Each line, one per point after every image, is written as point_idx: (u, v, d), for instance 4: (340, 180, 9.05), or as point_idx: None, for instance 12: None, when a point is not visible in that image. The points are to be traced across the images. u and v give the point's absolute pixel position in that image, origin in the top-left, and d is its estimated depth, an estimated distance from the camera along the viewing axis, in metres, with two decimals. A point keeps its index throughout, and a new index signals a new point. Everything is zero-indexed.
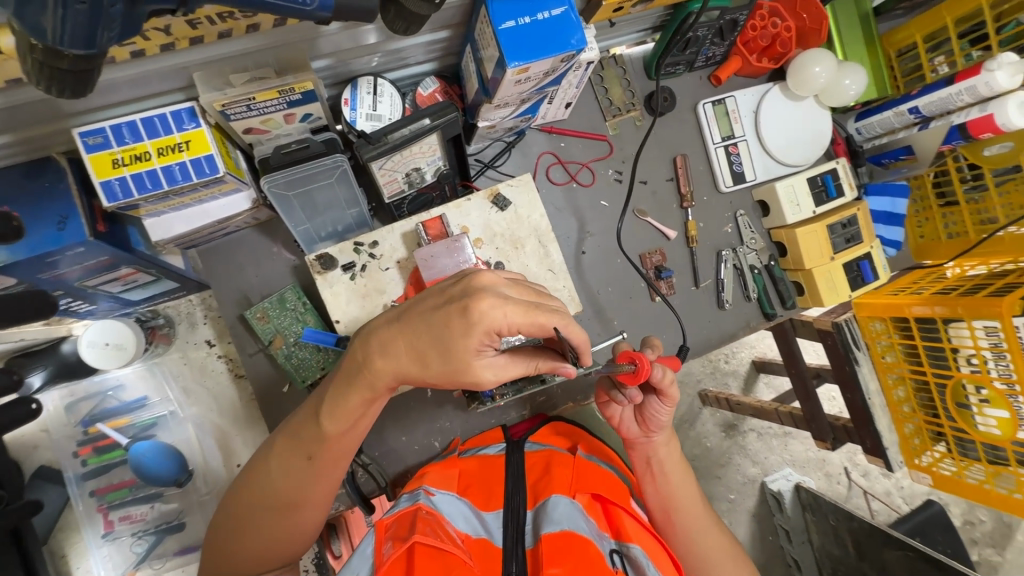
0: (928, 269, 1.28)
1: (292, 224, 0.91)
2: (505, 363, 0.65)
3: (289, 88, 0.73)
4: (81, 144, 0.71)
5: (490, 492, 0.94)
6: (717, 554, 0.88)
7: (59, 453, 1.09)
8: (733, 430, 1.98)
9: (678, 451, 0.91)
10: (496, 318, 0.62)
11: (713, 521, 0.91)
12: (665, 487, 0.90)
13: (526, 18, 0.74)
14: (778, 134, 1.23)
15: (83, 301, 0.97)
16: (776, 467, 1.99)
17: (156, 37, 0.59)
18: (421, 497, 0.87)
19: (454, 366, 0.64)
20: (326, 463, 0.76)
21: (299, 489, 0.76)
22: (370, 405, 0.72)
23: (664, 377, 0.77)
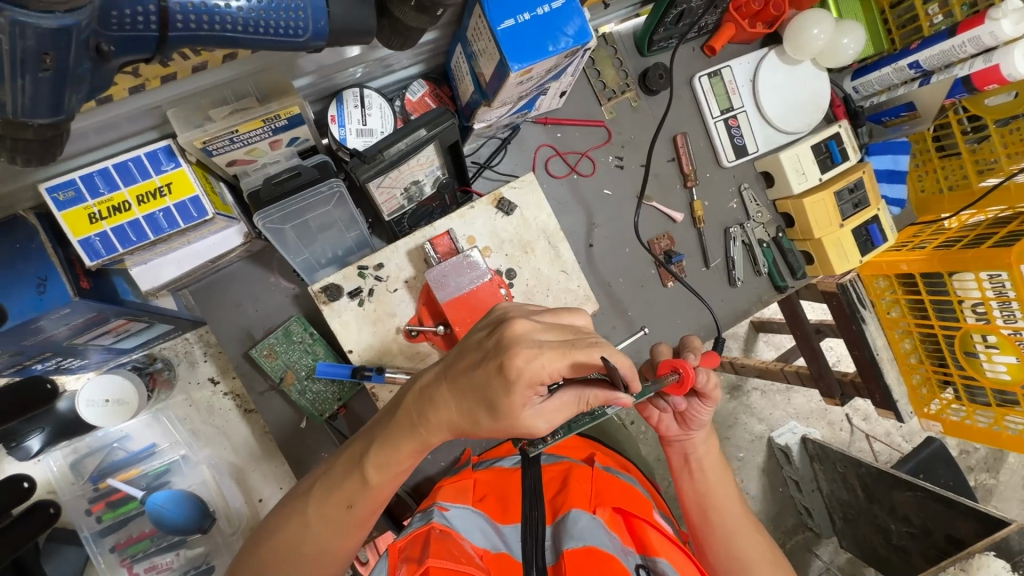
0: (926, 223, 1.29)
1: (293, 257, 0.85)
2: (554, 407, 0.62)
3: (273, 116, 0.66)
4: (51, 202, 0.64)
5: (508, 505, 0.94)
6: (756, 557, 0.85)
7: (70, 513, 1.04)
8: (738, 391, 1.93)
9: (717, 449, 0.90)
10: (540, 368, 0.59)
11: (752, 523, 0.88)
12: (701, 485, 0.88)
13: (526, 14, 0.68)
14: (777, 102, 1.19)
15: (74, 357, 0.90)
16: (781, 421, 1.95)
17: (125, 81, 0.55)
18: (434, 516, 0.85)
19: (504, 424, 0.62)
20: (365, 515, 0.70)
21: (335, 540, 0.70)
22: (415, 459, 0.69)
23: (709, 382, 0.80)
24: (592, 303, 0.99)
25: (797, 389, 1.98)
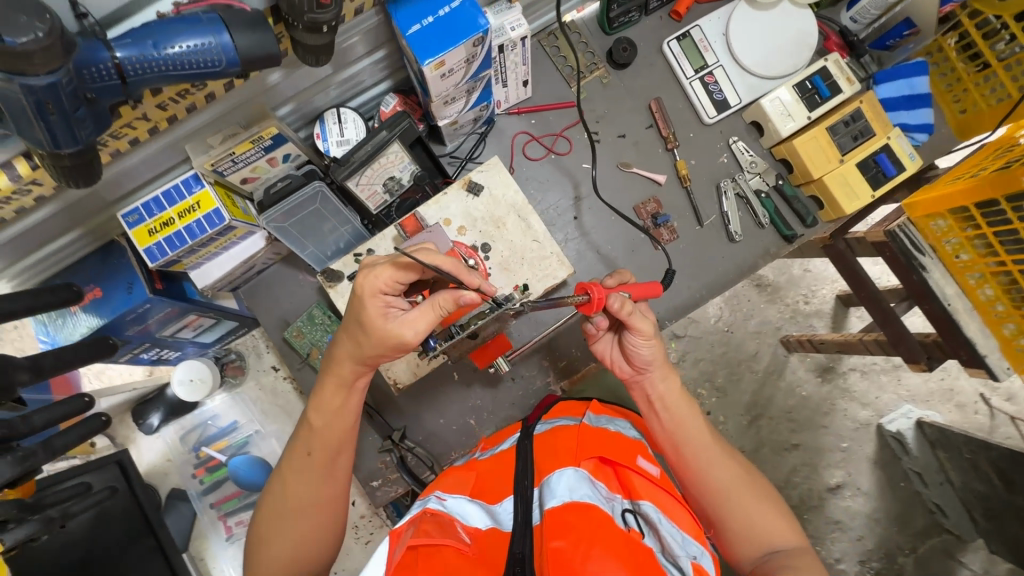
0: (997, 143, 1.05)
1: (302, 250, 1.04)
2: (410, 316, 0.76)
3: (258, 136, 0.88)
4: (124, 224, 0.90)
5: (501, 484, 0.90)
6: (732, 481, 0.87)
7: (181, 476, 1.34)
8: (830, 373, 1.77)
9: (677, 385, 0.94)
10: (377, 280, 0.76)
11: (723, 449, 0.90)
12: (667, 421, 0.92)
13: (430, 18, 0.82)
14: (753, 49, 1.17)
15: (171, 349, 1.19)
16: (893, 406, 1.76)
17: (141, 125, 0.75)
18: (429, 502, 0.84)
19: (376, 336, 0.77)
20: (326, 456, 0.84)
21: (309, 488, 0.83)
22: (344, 395, 0.84)
23: (623, 306, 0.84)
24: (565, 267, 1.07)
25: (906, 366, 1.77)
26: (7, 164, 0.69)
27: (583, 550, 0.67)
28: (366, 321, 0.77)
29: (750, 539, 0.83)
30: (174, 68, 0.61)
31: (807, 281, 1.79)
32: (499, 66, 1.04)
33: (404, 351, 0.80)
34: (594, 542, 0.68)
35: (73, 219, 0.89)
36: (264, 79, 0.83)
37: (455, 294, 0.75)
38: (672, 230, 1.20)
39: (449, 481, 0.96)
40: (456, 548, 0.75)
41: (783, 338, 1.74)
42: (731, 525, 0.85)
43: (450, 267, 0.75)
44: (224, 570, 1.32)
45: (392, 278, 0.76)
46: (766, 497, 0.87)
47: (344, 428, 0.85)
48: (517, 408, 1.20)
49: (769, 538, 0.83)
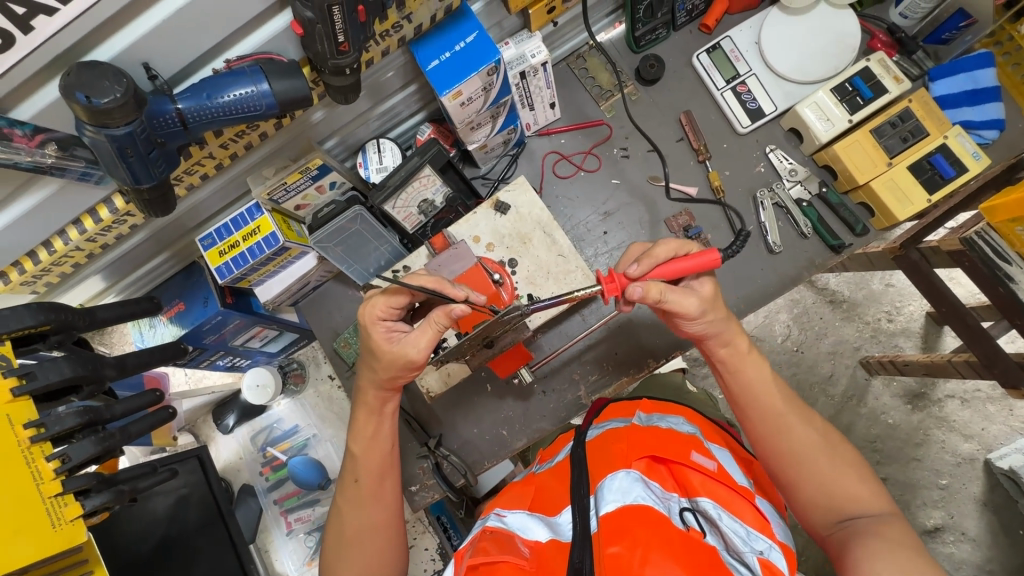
0: None
1: (348, 268, 1.15)
2: (410, 337, 0.83)
3: (306, 167, 1.00)
4: (201, 247, 1.05)
5: (560, 494, 0.80)
6: (808, 446, 0.81)
7: (250, 473, 1.49)
8: (922, 400, 1.59)
9: (745, 347, 0.88)
10: (375, 308, 0.85)
11: (800, 412, 0.84)
12: (732, 382, 0.88)
13: (447, 53, 0.90)
14: (787, 56, 1.14)
15: (242, 357, 1.35)
16: (1004, 439, 1.56)
17: (208, 161, 0.89)
18: (490, 518, 0.78)
19: (388, 360, 0.84)
20: (372, 482, 0.89)
21: (362, 514, 0.88)
22: (376, 422, 0.92)
23: (644, 293, 0.82)
24: (590, 281, 1.08)
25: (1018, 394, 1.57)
26: (108, 199, 0.86)
27: (639, 553, 0.61)
28: (375, 347, 0.85)
29: (830, 507, 0.78)
30: (224, 113, 0.72)
31: (890, 297, 1.64)
32: (523, 91, 1.10)
33: (415, 371, 0.86)
34: (651, 544, 0.62)
35: (161, 243, 1.06)
36: (307, 119, 0.95)
37: (444, 308, 0.81)
38: (705, 241, 1.17)
39: (507, 498, 0.86)
40: (515, 561, 0.67)
41: (862, 359, 1.59)
42: (809, 491, 0.80)
43: (433, 284, 0.83)
44: (284, 562, 1.44)
45: (385, 304, 0.85)
46: (849, 465, 0.80)
47: (382, 454, 0.90)
48: (548, 420, 1.20)
49: (852, 506, 0.77)
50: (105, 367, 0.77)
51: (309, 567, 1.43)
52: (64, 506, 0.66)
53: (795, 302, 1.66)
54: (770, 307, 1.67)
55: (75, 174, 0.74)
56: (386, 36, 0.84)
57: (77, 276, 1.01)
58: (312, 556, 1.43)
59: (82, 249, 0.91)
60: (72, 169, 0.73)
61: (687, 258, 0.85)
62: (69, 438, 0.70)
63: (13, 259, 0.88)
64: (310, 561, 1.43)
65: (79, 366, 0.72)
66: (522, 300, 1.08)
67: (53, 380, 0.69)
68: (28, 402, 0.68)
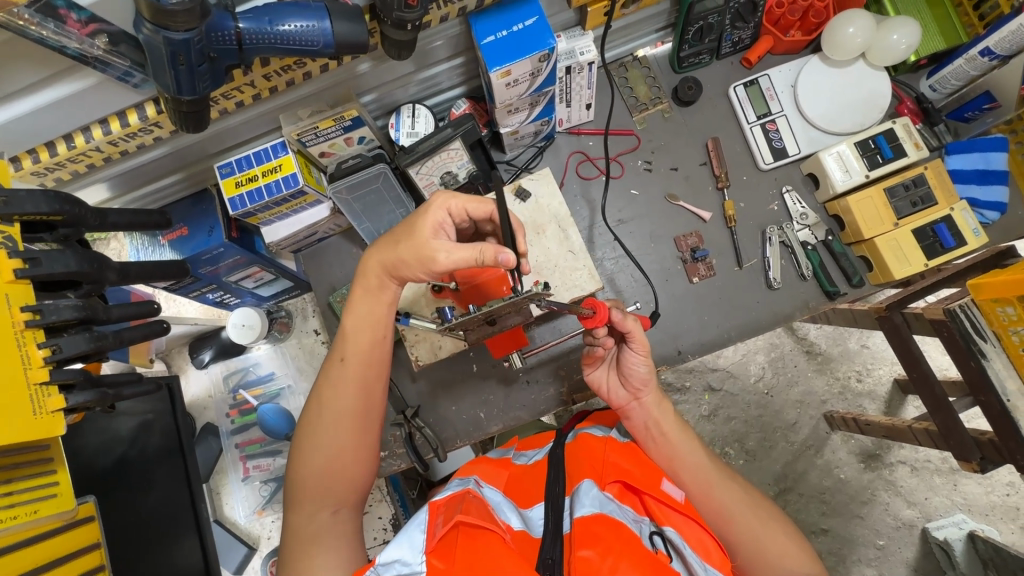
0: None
1: (359, 225, 1.13)
2: (453, 244, 0.84)
3: (341, 116, 0.99)
4: (218, 174, 1.04)
5: (534, 488, 0.82)
6: (737, 503, 0.86)
7: (216, 413, 1.46)
8: (876, 461, 1.65)
9: (671, 412, 0.96)
10: (452, 202, 0.88)
11: (724, 473, 0.90)
12: (666, 448, 0.92)
13: (504, 31, 0.91)
14: (819, 104, 1.19)
15: (232, 294, 1.34)
16: (942, 511, 1.63)
17: (248, 90, 0.89)
18: (469, 483, 0.78)
19: (423, 248, 0.85)
20: (358, 367, 0.89)
21: (341, 393, 0.87)
22: (375, 301, 0.91)
23: (624, 318, 0.91)
24: (594, 282, 1.10)
25: (964, 471, 1.64)
26: (140, 106, 0.85)
27: (609, 561, 0.61)
28: (423, 230, 0.86)
29: (765, 567, 0.82)
30: (281, 42, 0.73)
31: (863, 358, 1.70)
32: (565, 87, 1.11)
33: (431, 272, 0.86)
34: (621, 555, 0.62)
35: (180, 162, 1.05)
36: (354, 68, 0.95)
37: (495, 249, 0.79)
38: (709, 266, 1.21)
39: (482, 470, 0.87)
40: (499, 532, 0.65)
41: (826, 413, 1.64)
42: (744, 550, 0.84)
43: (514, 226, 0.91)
44: (234, 507, 1.43)
45: (464, 206, 0.88)
46: (777, 520, 0.86)
47: (375, 339, 0.90)
48: (526, 411, 1.21)
49: (785, 565, 0.82)
50: (108, 271, 0.75)
51: (260, 516, 1.42)
52: (48, 396, 0.65)
53: (773, 346, 1.71)
54: (749, 347, 1.70)
55: (117, 72, 0.74)
56: (449, 2, 0.85)
57: (87, 178, 0.98)
58: (264, 505, 1.42)
59: (101, 150, 0.89)
60: (116, 66, 0.72)
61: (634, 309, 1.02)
62: (60, 332, 0.69)
63: (30, 146, 0.85)
64: (260, 510, 1.42)
65: (84, 262, 0.71)
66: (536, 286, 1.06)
67: (57, 270, 0.68)
68: (28, 287, 0.67)
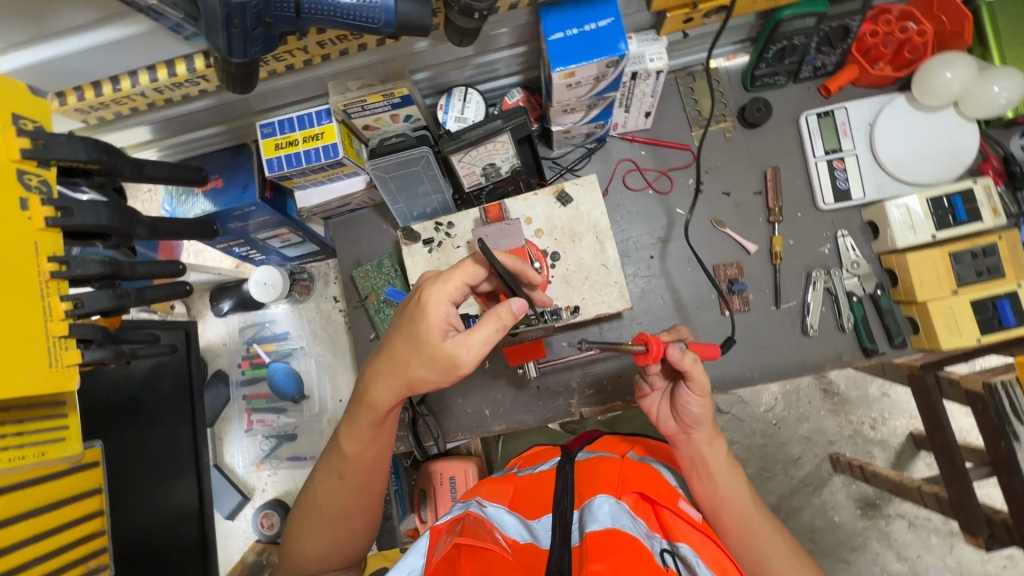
0: None
1: (393, 205, 1.14)
2: (465, 334, 0.76)
3: (390, 93, 0.95)
4: (258, 133, 1.02)
5: (542, 500, 0.81)
6: (778, 556, 0.85)
7: (228, 361, 1.49)
8: (874, 510, 1.61)
9: (723, 452, 0.91)
10: (448, 288, 0.80)
11: (770, 522, 0.88)
12: (712, 489, 0.89)
13: (574, 29, 0.85)
14: (895, 149, 1.10)
15: (258, 251, 1.34)
16: (932, 571, 1.59)
17: (299, 54, 0.86)
18: (471, 505, 0.80)
19: (434, 353, 0.77)
20: (358, 481, 0.90)
21: (340, 500, 0.90)
22: (377, 431, 0.88)
23: (683, 355, 0.85)
24: (623, 301, 1.07)
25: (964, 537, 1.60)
26: (189, 57, 0.82)
27: None
28: (426, 334, 0.78)
29: None
30: (340, 17, 0.69)
31: (881, 406, 1.63)
32: (627, 92, 1.05)
33: (452, 376, 0.79)
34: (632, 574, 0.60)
35: (223, 115, 1.03)
36: (411, 44, 0.91)
37: (506, 304, 0.78)
38: (745, 300, 1.15)
39: (486, 491, 0.88)
40: (498, 551, 0.67)
41: (832, 454, 1.60)
42: None
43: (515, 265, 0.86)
44: (234, 456, 1.46)
45: (461, 284, 0.80)
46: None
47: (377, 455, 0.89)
48: (531, 415, 1.19)
49: None
50: (137, 226, 0.74)
51: (257, 469, 1.45)
52: (65, 349, 0.64)
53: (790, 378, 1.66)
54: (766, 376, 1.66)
55: (169, 23, 0.71)
56: None
57: (130, 120, 0.97)
58: (262, 459, 1.45)
59: (146, 96, 0.87)
60: (169, 16, 0.69)
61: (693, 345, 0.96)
62: (85, 285, 0.68)
63: (77, 82, 0.83)
64: (258, 463, 1.45)
65: (116, 216, 0.69)
66: (564, 314, 1.08)
67: (87, 221, 0.67)
68: (57, 235, 0.66)
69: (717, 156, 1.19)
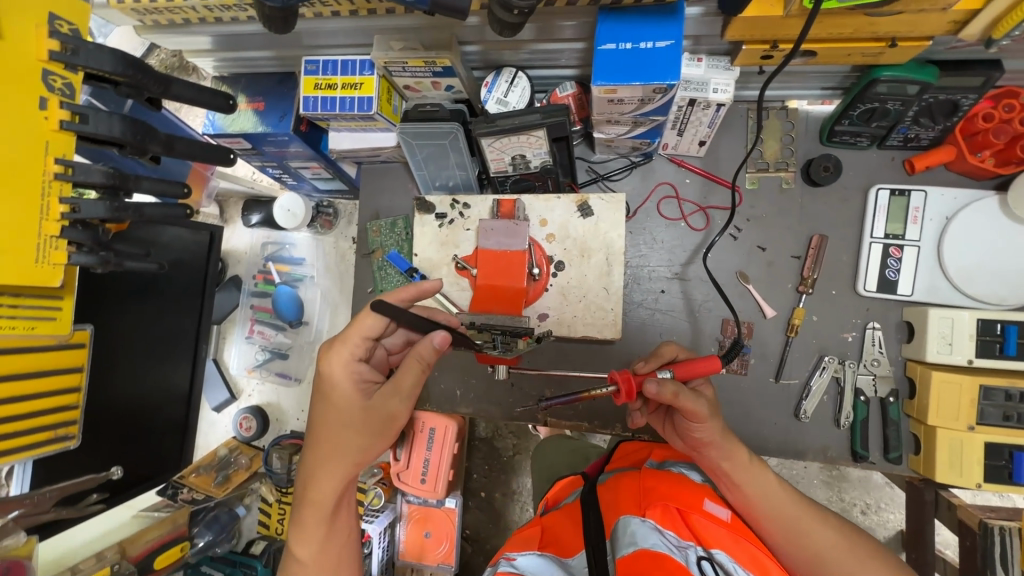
0: None
1: (417, 172, 1.12)
2: (389, 388, 0.82)
3: (432, 61, 0.92)
4: (303, 69, 1.02)
5: (574, 538, 0.82)
6: (832, 550, 0.84)
7: (246, 271, 1.57)
8: None
9: (744, 457, 0.89)
10: (343, 353, 0.81)
11: (814, 515, 0.87)
12: (742, 496, 0.88)
13: (629, 44, 0.78)
14: (963, 254, 0.98)
15: (290, 177, 1.36)
16: None
17: (345, 4, 0.84)
18: (500, 562, 0.77)
19: (363, 419, 0.81)
20: (337, 524, 0.84)
21: (319, 553, 0.83)
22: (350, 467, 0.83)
23: (661, 390, 0.81)
24: (614, 331, 1.03)
25: None
26: None
27: None
28: (344, 399, 0.81)
29: None
30: None
31: (878, 495, 1.62)
32: (682, 117, 0.97)
33: (395, 426, 0.84)
34: None
35: (272, 43, 1.02)
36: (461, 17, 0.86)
37: (425, 342, 0.80)
38: (744, 364, 1.08)
39: (516, 543, 0.87)
40: None
41: None
42: None
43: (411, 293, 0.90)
44: (231, 357, 1.57)
45: (360, 339, 0.82)
46: (877, 559, 0.85)
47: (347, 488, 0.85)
48: (498, 409, 1.19)
49: None
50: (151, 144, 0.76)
51: (248, 375, 1.55)
52: (54, 248, 0.70)
53: None
54: None
55: None
56: None
57: (184, 28, 0.99)
58: (254, 367, 1.55)
59: (196, 11, 0.88)
60: None
61: (691, 365, 0.86)
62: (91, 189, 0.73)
63: None
64: (249, 370, 1.55)
65: (128, 130, 0.70)
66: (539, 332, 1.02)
67: (100, 131, 0.69)
68: (71, 138, 0.70)
69: (766, 205, 1.10)
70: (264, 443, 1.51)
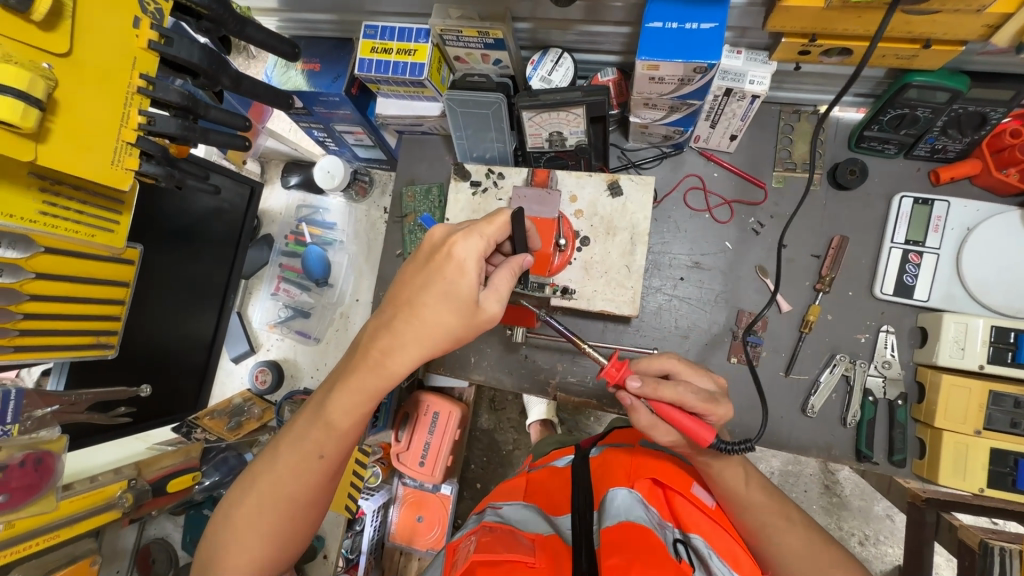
0: None
1: (456, 141, 1.18)
2: (497, 288, 0.76)
3: (486, 31, 0.98)
4: (362, 32, 1.09)
5: (561, 499, 0.85)
6: (801, 551, 0.85)
7: (278, 230, 1.62)
8: None
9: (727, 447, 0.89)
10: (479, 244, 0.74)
11: (787, 515, 0.88)
12: (720, 485, 0.89)
13: (675, 24, 0.83)
14: (981, 264, 1.00)
15: (333, 142, 1.43)
16: None
17: None
18: (486, 514, 0.82)
19: (466, 314, 0.73)
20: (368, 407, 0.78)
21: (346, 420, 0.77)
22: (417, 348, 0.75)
23: (631, 408, 0.83)
24: (631, 307, 1.06)
25: None
26: None
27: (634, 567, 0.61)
28: (463, 286, 0.73)
29: None
30: None
31: (878, 527, 1.62)
32: (717, 107, 1.01)
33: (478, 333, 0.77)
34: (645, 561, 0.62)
35: (337, 6, 1.09)
36: None
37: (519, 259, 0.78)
38: (755, 354, 1.10)
39: (501, 492, 0.92)
40: (523, 557, 0.68)
41: None
42: None
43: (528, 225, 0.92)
44: (255, 311, 1.62)
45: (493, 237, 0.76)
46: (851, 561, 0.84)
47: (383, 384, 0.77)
48: (510, 379, 1.22)
49: None
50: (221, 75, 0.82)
51: (269, 329, 1.61)
52: (128, 154, 0.76)
53: None
54: None
55: None
56: None
57: None
58: (276, 322, 1.60)
59: None
60: None
61: (681, 419, 0.79)
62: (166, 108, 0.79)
63: None
64: (271, 325, 1.60)
65: (204, 59, 0.76)
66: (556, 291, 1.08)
67: (179, 56, 0.75)
68: (153, 59, 0.76)
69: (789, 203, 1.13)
70: (277, 398, 1.55)
